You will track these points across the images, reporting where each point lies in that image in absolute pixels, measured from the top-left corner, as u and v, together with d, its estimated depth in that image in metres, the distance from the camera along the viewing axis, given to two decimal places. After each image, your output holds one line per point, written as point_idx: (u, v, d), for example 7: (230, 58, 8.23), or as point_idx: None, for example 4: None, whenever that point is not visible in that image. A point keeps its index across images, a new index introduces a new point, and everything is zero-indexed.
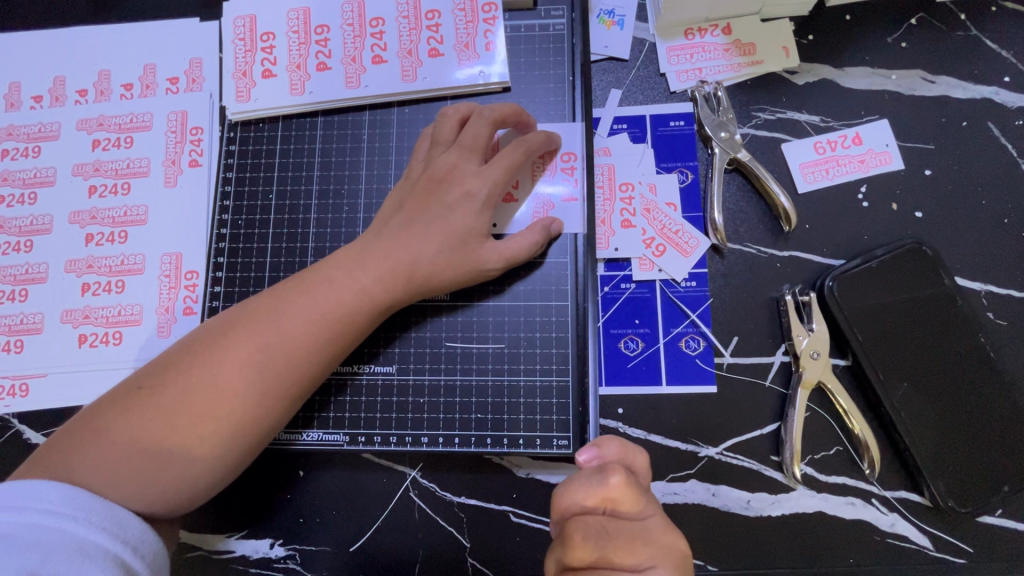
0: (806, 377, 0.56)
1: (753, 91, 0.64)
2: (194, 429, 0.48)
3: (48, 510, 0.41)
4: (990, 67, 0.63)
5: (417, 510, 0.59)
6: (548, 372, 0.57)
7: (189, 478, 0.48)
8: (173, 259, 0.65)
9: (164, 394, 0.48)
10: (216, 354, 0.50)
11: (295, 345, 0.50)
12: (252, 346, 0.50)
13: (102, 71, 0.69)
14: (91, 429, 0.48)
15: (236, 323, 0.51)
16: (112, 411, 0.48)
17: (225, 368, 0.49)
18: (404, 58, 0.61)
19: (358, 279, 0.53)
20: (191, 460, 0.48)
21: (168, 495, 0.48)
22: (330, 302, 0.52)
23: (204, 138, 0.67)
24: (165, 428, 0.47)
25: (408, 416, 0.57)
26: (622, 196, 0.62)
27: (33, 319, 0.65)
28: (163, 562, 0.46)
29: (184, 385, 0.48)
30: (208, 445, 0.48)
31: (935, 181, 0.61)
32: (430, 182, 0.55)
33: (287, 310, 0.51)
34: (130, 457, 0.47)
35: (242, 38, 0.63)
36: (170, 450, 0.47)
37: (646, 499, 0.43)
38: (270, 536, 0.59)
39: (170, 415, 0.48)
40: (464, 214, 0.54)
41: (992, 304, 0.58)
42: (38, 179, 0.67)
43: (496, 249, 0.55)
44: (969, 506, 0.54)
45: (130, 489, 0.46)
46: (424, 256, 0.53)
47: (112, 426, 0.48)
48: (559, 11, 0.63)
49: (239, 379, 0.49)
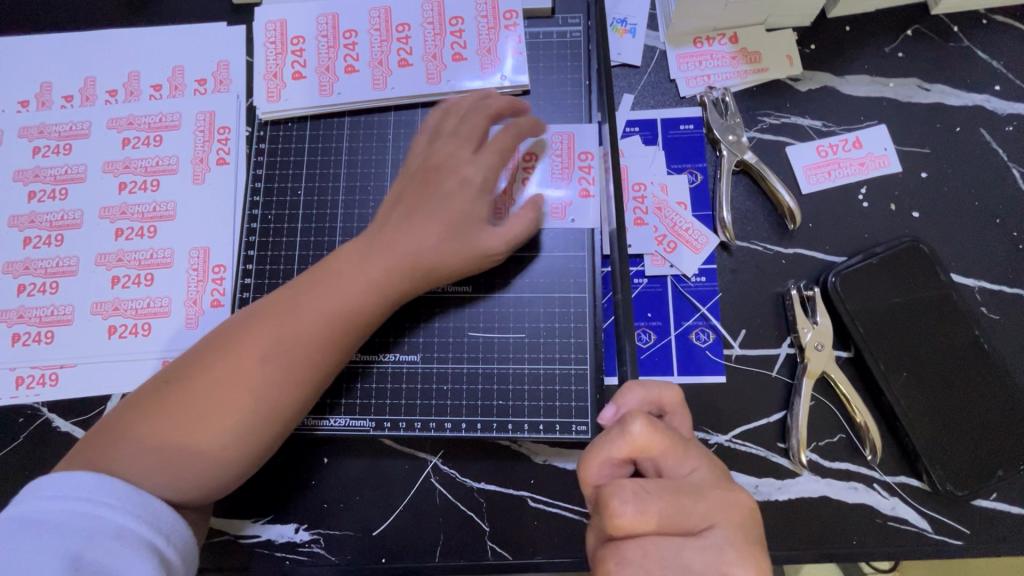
0: (811, 367, 0.59)
1: (759, 97, 0.67)
2: (230, 413, 0.50)
3: (87, 499, 0.44)
4: (982, 76, 0.66)
5: (438, 495, 0.61)
6: (567, 361, 0.59)
7: (213, 462, 0.50)
8: (201, 254, 0.67)
9: (192, 383, 0.51)
10: (238, 343, 0.52)
11: (313, 333, 0.53)
12: (285, 334, 0.52)
13: (133, 73, 0.72)
14: (134, 415, 0.50)
15: (256, 315, 0.54)
16: (152, 398, 0.51)
17: (260, 355, 0.51)
18: (428, 62, 0.64)
19: (387, 271, 0.55)
20: (216, 445, 0.50)
21: (195, 482, 0.49)
22: (348, 293, 0.54)
23: (231, 137, 0.70)
24: (191, 416, 0.50)
25: (431, 403, 0.59)
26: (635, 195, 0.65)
27: (64, 311, 0.67)
28: (194, 548, 0.49)
29: (209, 374, 0.51)
30: (232, 430, 0.50)
31: (931, 183, 0.64)
32: (455, 180, 0.58)
33: (304, 300, 0.54)
34: (158, 444, 0.49)
35: (272, 41, 0.65)
36: (208, 433, 0.50)
37: (688, 450, 0.41)
38: (295, 521, 0.61)
39: (208, 399, 0.50)
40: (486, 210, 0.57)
41: (985, 300, 0.62)
42: (69, 175, 0.70)
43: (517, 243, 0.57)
44: (966, 490, 0.57)
45: (169, 472, 0.48)
46: (450, 250, 0.56)
47: (154, 411, 0.50)
48: (575, 19, 0.66)
49: (273, 366, 0.51)
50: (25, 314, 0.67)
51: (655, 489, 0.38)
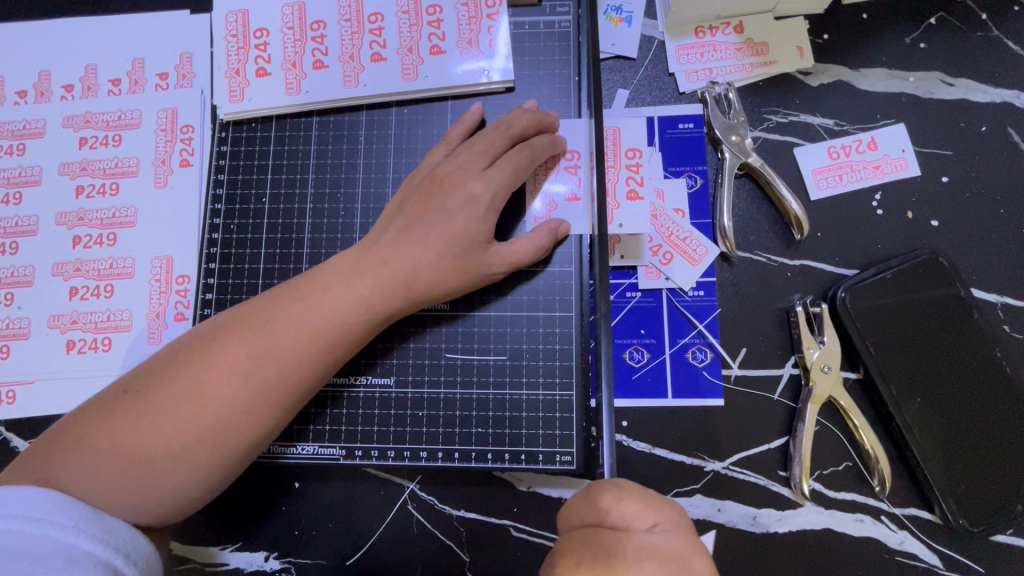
0: (816, 391, 0.55)
1: (766, 93, 0.61)
2: (178, 437, 0.46)
3: (36, 518, 0.40)
4: (1012, 70, 0.60)
5: (415, 523, 0.57)
6: (551, 386, 0.55)
7: (170, 490, 0.46)
8: (163, 263, 0.63)
9: (149, 399, 0.47)
10: (205, 358, 0.48)
11: (289, 355, 0.49)
12: (242, 353, 0.48)
13: (90, 66, 0.67)
14: (74, 434, 0.46)
15: (228, 327, 0.50)
16: (95, 417, 0.46)
17: (212, 375, 0.47)
18: (404, 55, 0.58)
19: (355, 288, 0.51)
20: (174, 471, 0.46)
21: (148, 508, 0.46)
22: (327, 311, 0.50)
23: (195, 137, 0.65)
24: (145, 436, 0.46)
25: (406, 429, 0.55)
26: (627, 163, 0.58)
27: (20, 324, 0.63)
28: (155, 568, 0.45)
29: (170, 390, 0.47)
30: (191, 457, 0.46)
31: (952, 189, 0.59)
32: (430, 185, 0.53)
33: (280, 318, 0.49)
34: (108, 463, 0.45)
35: (234, 34, 0.60)
36: (154, 459, 0.45)
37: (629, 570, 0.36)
38: (264, 549, 0.58)
39: (154, 420, 0.46)
40: (464, 219, 0.52)
41: (1008, 317, 0.57)
42: (23, 178, 0.65)
43: (500, 255, 0.53)
44: (981, 525, 0.52)
45: (117, 495, 0.44)
46: (425, 264, 0.51)
47: (95, 432, 0.46)
48: (564, 7, 0.60)
49: (227, 389, 0.47)
50: None
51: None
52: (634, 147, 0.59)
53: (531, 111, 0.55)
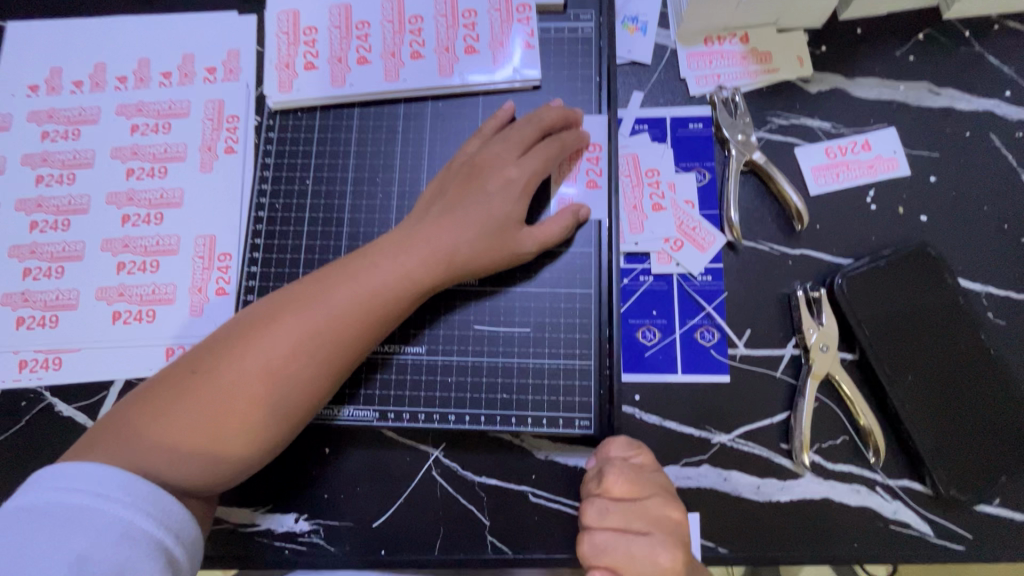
0: (816, 368, 0.59)
1: (769, 98, 0.67)
2: (247, 409, 0.50)
3: (100, 494, 0.43)
4: (992, 82, 0.66)
5: (439, 488, 0.61)
6: (572, 357, 0.59)
7: (242, 457, 0.50)
8: (207, 242, 0.67)
9: (217, 377, 0.50)
10: (266, 338, 0.51)
11: (343, 330, 0.53)
12: (302, 330, 0.52)
13: (143, 59, 0.72)
14: (151, 408, 0.50)
15: (284, 307, 0.53)
16: (167, 396, 0.50)
17: (275, 353, 0.51)
18: (441, 54, 0.64)
19: (401, 263, 0.55)
20: (245, 440, 0.50)
21: (223, 473, 0.50)
22: (376, 288, 0.54)
23: (240, 126, 0.70)
24: (217, 410, 0.49)
25: (435, 395, 0.59)
26: (648, 181, 0.65)
27: (69, 295, 0.67)
28: (200, 545, 0.48)
29: (236, 369, 0.50)
30: (260, 427, 0.50)
31: (939, 187, 0.64)
32: (466, 171, 0.58)
33: (333, 296, 0.53)
34: (187, 437, 0.49)
35: (285, 32, 0.66)
36: (227, 428, 0.49)
37: (648, 483, 0.50)
38: (295, 511, 0.61)
39: (225, 395, 0.50)
40: (497, 201, 0.57)
41: (991, 305, 0.61)
42: (77, 160, 0.70)
43: (529, 236, 0.57)
44: (969, 494, 0.56)
45: (197, 465, 0.49)
46: (462, 241, 0.56)
47: (172, 406, 0.49)
48: (587, 16, 0.66)
49: (290, 364, 0.51)
50: (30, 297, 0.67)
51: (617, 510, 0.49)
52: (653, 166, 0.66)
53: (558, 107, 0.60)
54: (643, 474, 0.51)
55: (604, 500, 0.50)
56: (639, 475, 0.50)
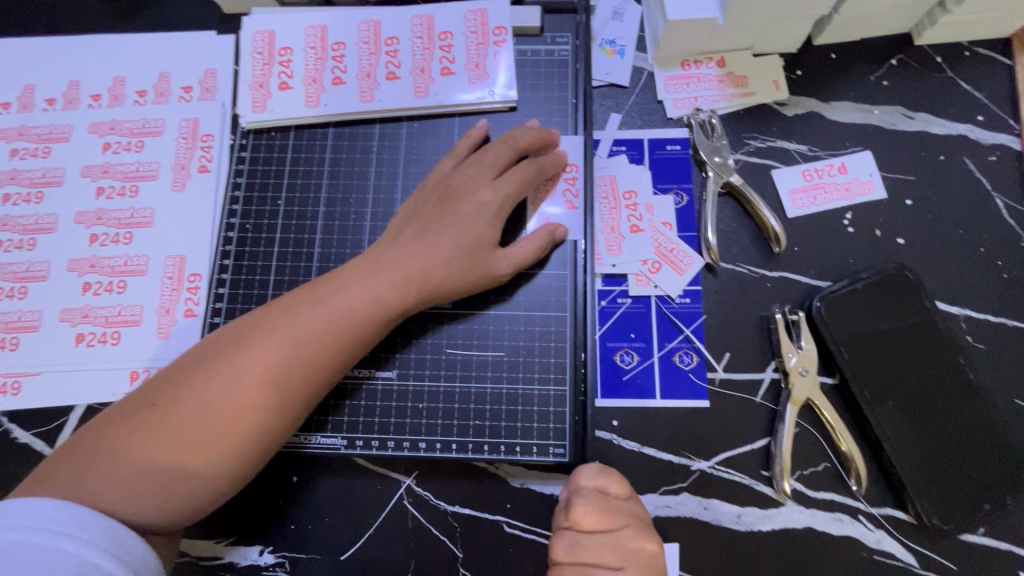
0: (795, 394, 0.58)
1: (746, 120, 0.67)
2: (210, 441, 0.48)
3: (50, 530, 0.41)
4: (965, 107, 0.67)
5: (410, 519, 0.59)
6: (547, 382, 0.58)
7: (204, 490, 0.48)
8: (177, 262, 0.66)
9: (179, 407, 0.48)
10: (231, 366, 0.50)
11: (313, 356, 0.51)
12: (270, 357, 0.50)
13: (118, 78, 0.71)
14: (109, 441, 0.47)
15: (251, 333, 0.51)
16: (126, 428, 0.48)
17: (241, 382, 0.49)
18: (416, 75, 0.64)
19: (372, 287, 0.54)
20: (208, 473, 0.48)
21: (185, 509, 0.48)
22: (347, 311, 0.53)
23: (215, 145, 0.69)
24: (179, 442, 0.47)
25: (406, 421, 0.58)
26: (626, 204, 0.65)
27: (31, 317, 0.65)
28: None
29: (199, 398, 0.48)
30: (224, 459, 0.48)
31: (915, 210, 0.64)
32: (440, 193, 0.57)
33: (303, 321, 0.52)
34: (146, 473, 0.46)
35: (260, 52, 0.65)
36: (189, 462, 0.47)
37: (620, 512, 0.48)
38: (260, 543, 0.59)
39: (187, 425, 0.48)
40: (470, 223, 0.56)
41: (970, 328, 0.61)
42: (46, 179, 0.68)
43: (503, 258, 0.56)
44: (952, 523, 0.55)
45: (158, 501, 0.46)
46: (435, 264, 0.55)
47: (131, 438, 0.47)
48: (564, 38, 0.66)
49: (258, 392, 0.49)
50: None
51: (587, 543, 0.46)
52: (630, 188, 0.66)
53: (535, 129, 0.60)
54: (615, 504, 0.49)
55: (575, 532, 0.47)
56: (609, 503, 0.48)
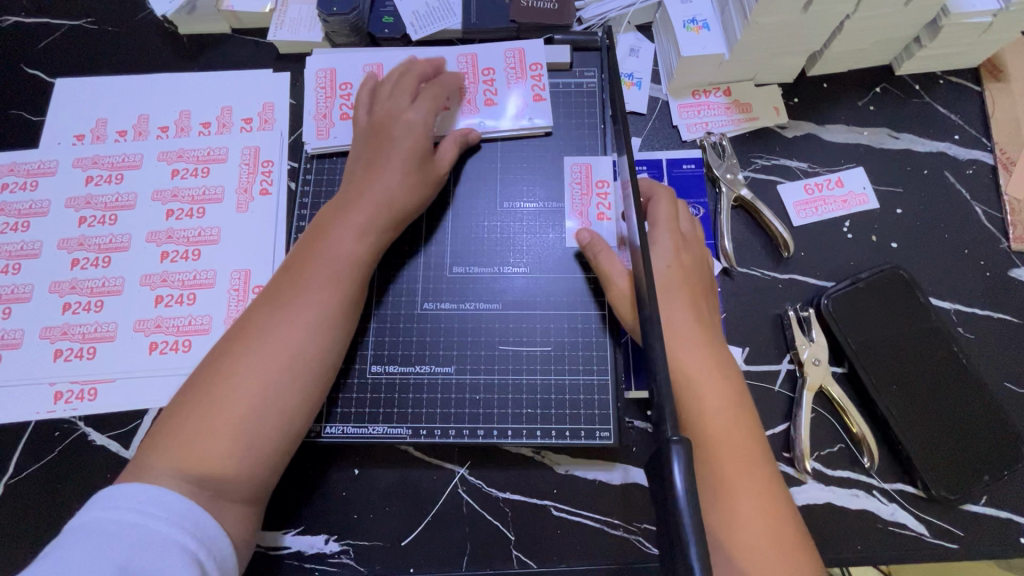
0: (810, 381, 0.65)
1: (752, 142, 0.76)
2: (242, 403, 0.53)
3: (141, 510, 0.47)
4: (943, 128, 0.76)
5: (465, 505, 0.64)
6: (589, 372, 0.64)
7: (246, 449, 0.52)
8: (242, 275, 0.72)
9: (216, 386, 0.54)
10: (253, 340, 0.56)
11: (319, 309, 0.58)
12: (283, 319, 0.56)
13: (184, 111, 0.79)
14: (162, 432, 0.53)
15: (266, 308, 0.58)
16: (174, 417, 0.53)
17: (263, 349, 0.55)
18: (463, 105, 0.72)
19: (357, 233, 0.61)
20: (246, 431, 0.52)
21: (233, 472, 0.52)
22: (341, 267, 0.60)
23: (275, 170, 0.76)
24: (221, 413, 0.52)
25: (465, 411, 0.64)
26: None
27: (107, 328, 0.70)
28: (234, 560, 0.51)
29: (231, 373, 0.54)
30: (258, 416, 0.53)
31: (905, 218, 0.72)
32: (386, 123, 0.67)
33: (306, 284, 0.59)
34: (197, 447, 0.51)
35: (323, 86, 0.74)
36: (228, 426, 0.52)
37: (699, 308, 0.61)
38: (325, 532, 0.63)
39: (223, 396, 0.53)
40: (410, 142, 0.65)
41: (960, 321, 0.68)
42: (119, 203, 0.75)
43: (445, 157, 0.68)
44: (957, 494, 0.61)
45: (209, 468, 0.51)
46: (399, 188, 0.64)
47: (181, 425, 0.52)
48: (590, 72, 0.75)
49: (275, 349, 0.55)
50: (69, 331, 0.70)
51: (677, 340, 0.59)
52: None
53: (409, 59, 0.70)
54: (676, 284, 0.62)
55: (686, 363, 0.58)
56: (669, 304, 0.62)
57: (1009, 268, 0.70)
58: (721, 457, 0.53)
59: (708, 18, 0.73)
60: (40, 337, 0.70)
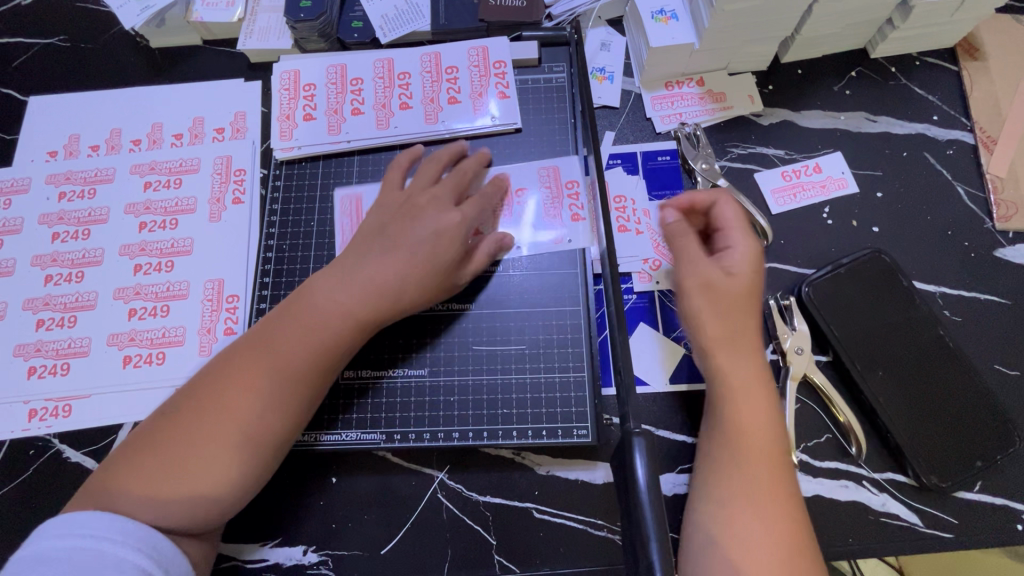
0: (794, 371, 0.63)
1: (726, 131, 0.75)
2: (211, 444, 0.51)
3: (94, 535, 0.46)
4: (921, 109, 0.75)
5: (445, 511, 0.62)
6: (565, 369, 0.64)
7: (213, 483, 0.51)
8: (215, 285, 0.71)
9: (186, 422, 0.52)
10: (228, 384, 0.53)
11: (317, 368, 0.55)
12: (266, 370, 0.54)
13: (155, 124, 0.78)
14: (125, 471, 0.51)
15: (247, 349, 0.55)
16: (136, 456, 0.51)
17: (247, 388, 0.53)
18: (426, 105, 0.73)
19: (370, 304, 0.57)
20: (215, 470, 0.51)
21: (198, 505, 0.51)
22: (328, 328, 0.56)
23: (246, 178, 0.75)
24: (186, 456, 0.51)
25: (438, 415, 0.63)
26: (616, 208, 0.72)
27: (81, 343, 0.69)
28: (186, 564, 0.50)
29: (201, 413, 0.52)
30: (229, 455, 0.52)
31: (886, 201, 0.71)
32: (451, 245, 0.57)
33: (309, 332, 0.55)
34: (160, 489, 0.50)
35: (286, 88, 0.74)
36: (201, 470, 0.51)
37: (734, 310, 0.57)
38: (304, 543, 0.62)
39: (194, 439, 0.51)
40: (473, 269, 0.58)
41: (947, 304, 0.67)
42: (92, 218, 0.74)
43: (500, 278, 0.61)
44: (949, 481, 0.59)
45: (169, 502, 0.50)
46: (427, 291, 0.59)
47: (145, 468, 0.50)
48: (559, 68, 0.75)
49: (260, 390, 0.53)
50: (42, 347, 0.69)
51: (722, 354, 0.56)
52: (622, 194, 0.72)
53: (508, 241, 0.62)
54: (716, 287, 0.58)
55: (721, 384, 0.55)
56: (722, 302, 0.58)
57: (994, 248, 0.69)
58: (741, 478, 0.52)
59: (675, 8, 0.72)
60: (14, 354, 0.69)
